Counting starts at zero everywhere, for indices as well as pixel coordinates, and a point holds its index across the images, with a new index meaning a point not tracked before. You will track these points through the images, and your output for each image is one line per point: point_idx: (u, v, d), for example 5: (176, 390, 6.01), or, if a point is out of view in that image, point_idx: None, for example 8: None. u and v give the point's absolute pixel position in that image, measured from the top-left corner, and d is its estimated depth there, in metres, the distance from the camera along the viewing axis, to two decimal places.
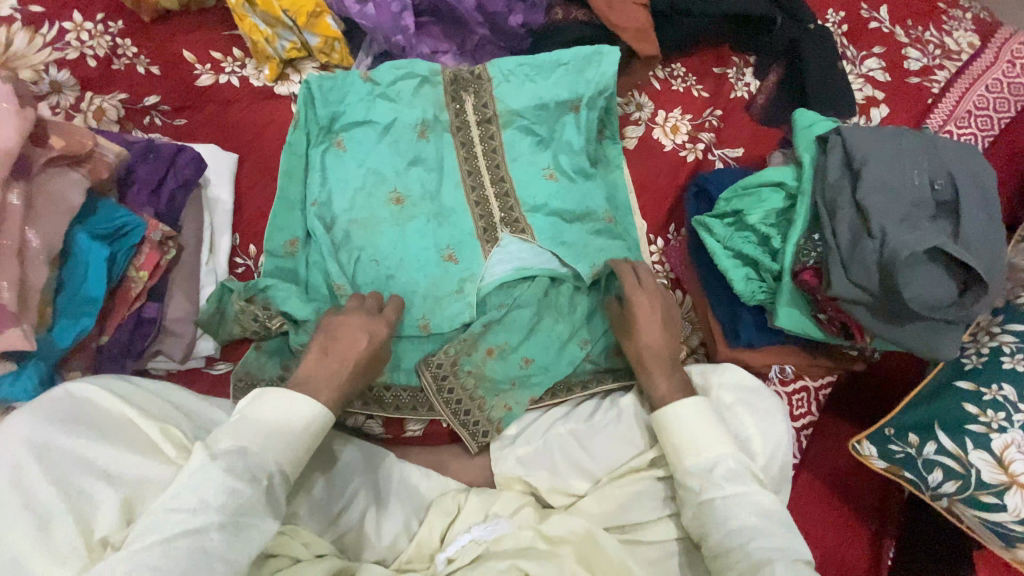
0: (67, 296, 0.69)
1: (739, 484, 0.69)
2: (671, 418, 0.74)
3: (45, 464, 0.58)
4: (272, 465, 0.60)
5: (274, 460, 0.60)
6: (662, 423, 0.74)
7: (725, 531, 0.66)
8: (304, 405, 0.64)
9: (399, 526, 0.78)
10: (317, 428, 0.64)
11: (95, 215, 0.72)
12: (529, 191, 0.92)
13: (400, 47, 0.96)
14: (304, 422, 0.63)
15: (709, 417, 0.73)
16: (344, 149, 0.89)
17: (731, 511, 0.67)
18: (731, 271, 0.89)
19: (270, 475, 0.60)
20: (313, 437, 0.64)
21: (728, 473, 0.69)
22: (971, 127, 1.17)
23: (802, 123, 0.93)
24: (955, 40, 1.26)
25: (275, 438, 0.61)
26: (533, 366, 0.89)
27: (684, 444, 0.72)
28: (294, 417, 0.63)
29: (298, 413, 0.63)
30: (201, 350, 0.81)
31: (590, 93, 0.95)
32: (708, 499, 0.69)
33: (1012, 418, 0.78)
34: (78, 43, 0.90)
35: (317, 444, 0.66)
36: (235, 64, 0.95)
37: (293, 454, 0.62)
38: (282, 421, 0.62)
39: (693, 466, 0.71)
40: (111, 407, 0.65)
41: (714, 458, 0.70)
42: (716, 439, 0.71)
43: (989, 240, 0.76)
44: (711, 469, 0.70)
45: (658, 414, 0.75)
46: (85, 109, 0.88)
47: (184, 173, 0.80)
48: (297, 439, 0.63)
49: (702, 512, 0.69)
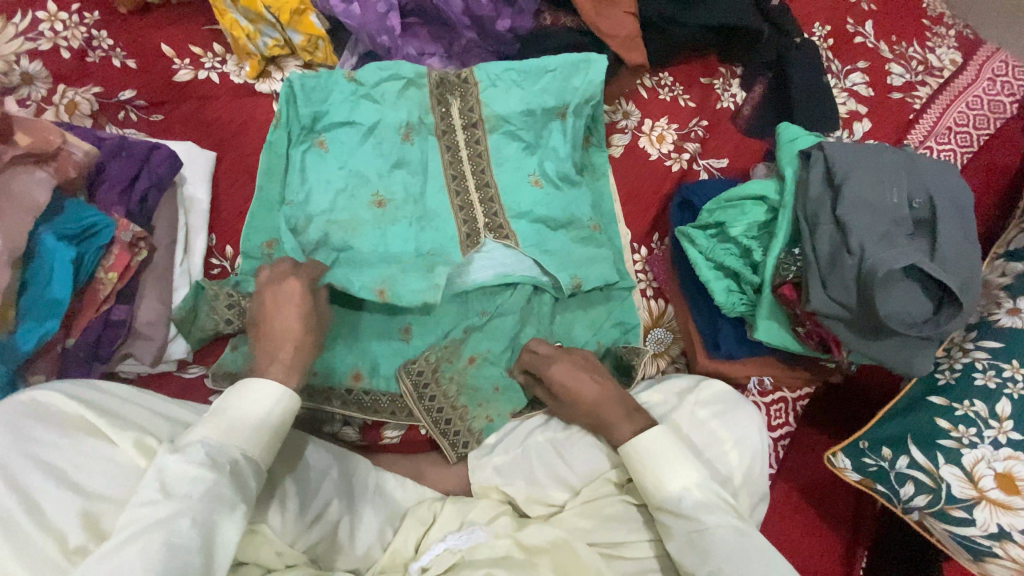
0: (29, 298, 0.67)
1: (715, 514, 0.67)
2: (632, 453, 0.72)
3: (13, 482, 0.55)
4: (236, 452, 0.58)
5: (238, 447, 0.58)
6: (625, 460, 0.73)
7: (708, 568, 0.65)
8: (270, 390, 0.61)
9: (373, 535, 0.77)
10: (285, 413, 0.62)
11: (61, 213, 0.70)
12: (519, 199, 0.91)
13: (386, 48, 0.94)
14: (270, 409, 0.61)
15: (671, 453, 0.71)
16: (326, 149, 0.88)
17: (711, 544, 0.65)
18: (713, 283, 0.90)
19: (234, 461, 0.57)
20: (282, 421, 0.62)
21: (697, 503, 0.68)
22: (950, 143, 1.19)
23: (785, 136, 0.94)
24: (937, 57, 1.28)
25: (246, 431, 0.59)
26: (503, 392, 0.88)
27: (651, 477, 0.71)
28: (259, 403, 0.60)
29: (267, 408, 0.61)
30: (173, 353, 0.79)
31: (577, 101, 0.94)
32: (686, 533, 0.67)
33: (982, 434, 0.80)
34: (52, 34, 0.88)
35: (287, 431, 0.63)
36: (215, 59, 0.93)
37: (258, 440, 0.60)
38: (245, 407, 0.60)
39: (664, 500, 0.70)
40: (73, 409, 0.63)
41: (682, 490, 0.69)
42: (680, 469, 0.70)
43: (964, 259, 0.77)
44: (679, 501, 0.69)
45: (622, 450, 0.73)
46: (58, 102, 0.85)
47: (157, 172, 0.77)
48: (266, 422, 0.61)
49: (684, 546, 0.68)
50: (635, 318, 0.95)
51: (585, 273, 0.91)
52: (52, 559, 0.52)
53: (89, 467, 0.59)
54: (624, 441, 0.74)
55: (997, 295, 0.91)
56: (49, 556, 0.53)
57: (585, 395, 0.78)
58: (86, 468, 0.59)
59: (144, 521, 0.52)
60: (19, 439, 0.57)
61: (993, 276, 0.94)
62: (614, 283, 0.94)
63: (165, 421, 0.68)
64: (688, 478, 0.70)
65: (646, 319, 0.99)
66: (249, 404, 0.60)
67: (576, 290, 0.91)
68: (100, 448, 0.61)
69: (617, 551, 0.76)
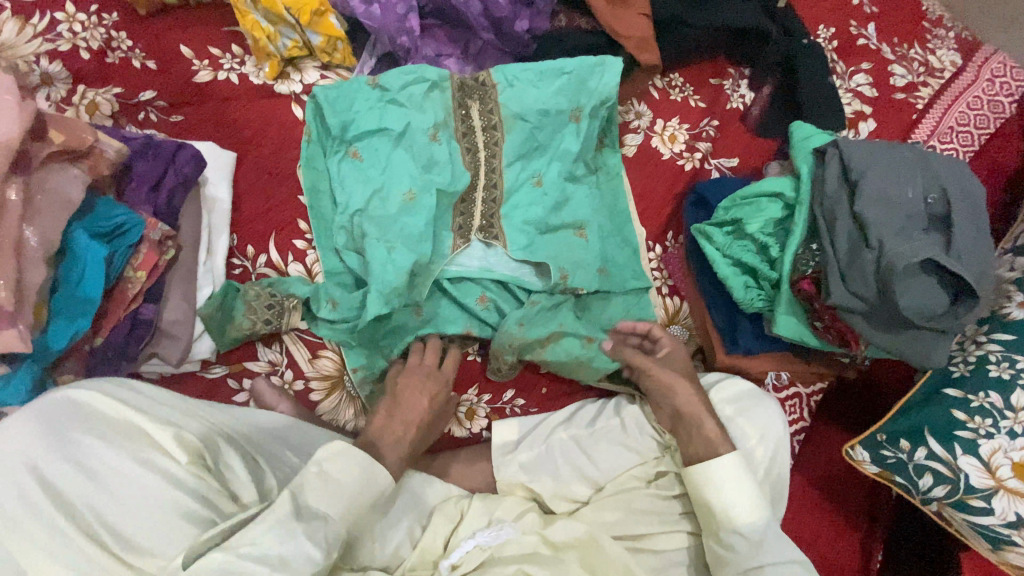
0: (60, 296, 0.67)
1: (787, 547, 0.70)
2: (702, 478, 0.75)
3: (42, 477, 0.54)
4: (322, 511, 0.61)
5: (327, 506, 0.61)
6: (695, 483, 0.76)
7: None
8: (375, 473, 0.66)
9: (402, 533, 0.75)
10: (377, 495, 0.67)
11: (93, 212, 0.71)
12: (518, 199, 0.92)
13: (405, 49, 0.95)
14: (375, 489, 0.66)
15: (734, 482, 0.73)
16: (361, 158, 0.88)
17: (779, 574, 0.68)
18: (731, 279, 0.90)
19: (322, 520, 0.60)
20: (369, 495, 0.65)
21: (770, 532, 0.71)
22: (953, 143, 1.22)
23: (799, 135, 0.95)
24: (938, 58, 1.31)
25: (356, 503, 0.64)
26: (595, 345, 0.90)
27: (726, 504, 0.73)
28: (359, 470, 0.65)
29: (374, 488, 0.66)
30: (197, 353, 0.78)
31: (592, 103, 0.95)
32: (757, 567, 0.68)
33: (998, 424, 0.81)
34: (71, 35, 0.88)
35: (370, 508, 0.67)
36: (234, 61, 0.93)
37: (344, 506, 0.63)
38: (343, 471, 0.64)
39: (736, 524, 0.72)
40: (114, 412, 0.61)
41: (754, 517, 0.72)
42: (749, 499, 0.73)
43: (978, 253, 0.78)
44: (753, 528, 0.71)
45: (694, 473, 0.75)
46: (78, 103, 0.85)
47: (183, 170, 0.77)
48: (358, 491, 0.64)
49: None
50: (651, 315, 0.95)
51: (573, 272, 0.90)
52: (82, 549, 0.53)
53: (122, 471, 0.57)
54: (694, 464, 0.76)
55: (1007, 288, 0.93)
56: (79, 547, 0.53)
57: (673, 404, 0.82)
58: (121, 469, 0.57)
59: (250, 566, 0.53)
60: (49, 436, 0.56)
61: (1002, 271, 0.96)
62: (614, 289, 0.94)
63: (200, 422, 0.66)
64: (760, 507, 0.73)
65: (662, 317, 0.99)
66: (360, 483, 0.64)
67: (563, 283, 0.89)
68: (135, 444, 0.60)
69: (642, 544, 0.78)
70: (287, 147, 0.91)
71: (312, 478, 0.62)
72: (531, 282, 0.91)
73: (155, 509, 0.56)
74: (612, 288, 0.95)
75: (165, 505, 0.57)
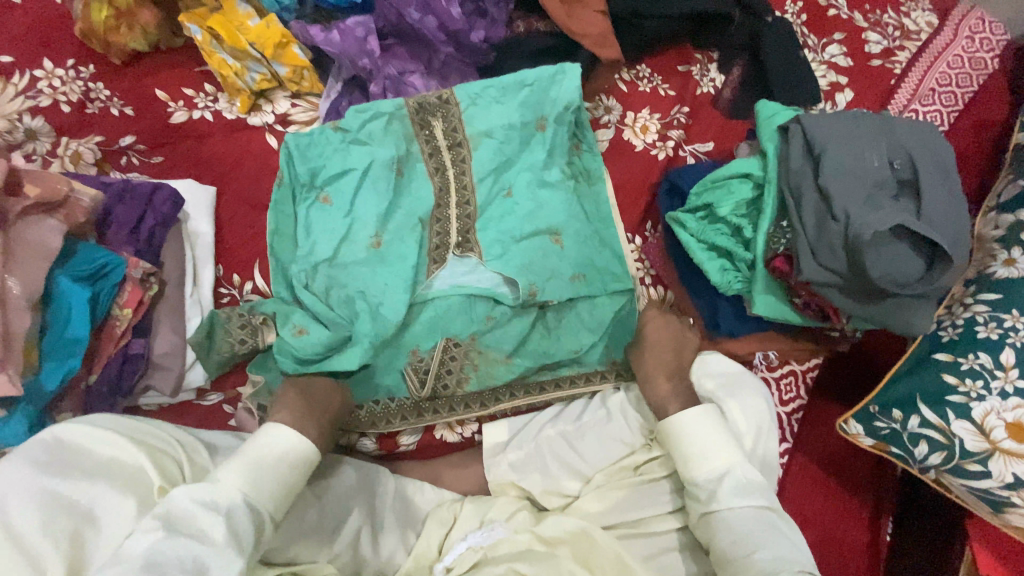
0: (51, 339, 0.71)
1: (753, 494, 0.69)
2: (676, 431, 0.76)
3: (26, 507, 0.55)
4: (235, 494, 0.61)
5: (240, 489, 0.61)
6: (668, 436, 0.77)
7: (730, 539, 0.67)
8: (290, 440, 0.68)
9: (396, 542, 0.80)
10: (301, 462, 0.68)
11: (74, 257, 0.75)
12: (491, 213, 0.94)
13: (367, 70, 0.98)
14: (293, 454, 0.68)
15: (704, 437, 0.74)
16: (332, 203, 0.89)
17: (741, 520, 0.67)
18: (707, 263, 0.91)
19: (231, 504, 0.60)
20: (282, 471, 0.66)
21: (736, 485, 0.70)
22: (935, 104, 1.19)
23: (765, 113, 0.95)
24: (914, 21, 1.29)
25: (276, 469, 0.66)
26: (528, 340, 0.92)
27: (699, 456, 0.73)
28: (268, 447, 0.66)
29: (290, 451, 0.67)
30: (191, 382, 0.82)
31: (557, 111, 0.96)
32: (716, 509, 0.69)
33: (989, 385, 0.80)
34: (51, 90, 0.93)
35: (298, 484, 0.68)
36: (207, 99, 0.97)
37: (258, 483, 0.63)
38: (247, 452, 0.65)
39: (700, 477, 0.72)
40: (98, 440, 0.64)
41: (722, 471, 0.71)
42: (720, 451, 0.72)
43: (951, 214, 0.78)
44: (718, 480, 0.71)
45: (665, 426, 0.77)
46: (62, 154, 0.90)
47: (161, 210, 0.82)
48: (270, 470, 0.65)
49: (704, 523, 0.71)
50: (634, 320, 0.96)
51: (543, 284, 0.91)
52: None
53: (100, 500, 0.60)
54: (670, 418, 0.77)
55: (992, 248, 0.91)
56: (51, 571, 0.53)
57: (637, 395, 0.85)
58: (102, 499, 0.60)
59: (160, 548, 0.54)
60: (34, 471, 0.58)
61: (987, 230, 0.94)
62: (595, 293, 0.93)
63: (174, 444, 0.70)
64: (732, 460, 0.72)
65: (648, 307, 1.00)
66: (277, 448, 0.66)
67: (532, 298, 0.90)
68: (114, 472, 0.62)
69: (635, 531, 0.79)
70: (264, 177, 0.94)
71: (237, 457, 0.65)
72: (502, 294, 0.91)
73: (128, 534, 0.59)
74: (595, 294, 0.94)
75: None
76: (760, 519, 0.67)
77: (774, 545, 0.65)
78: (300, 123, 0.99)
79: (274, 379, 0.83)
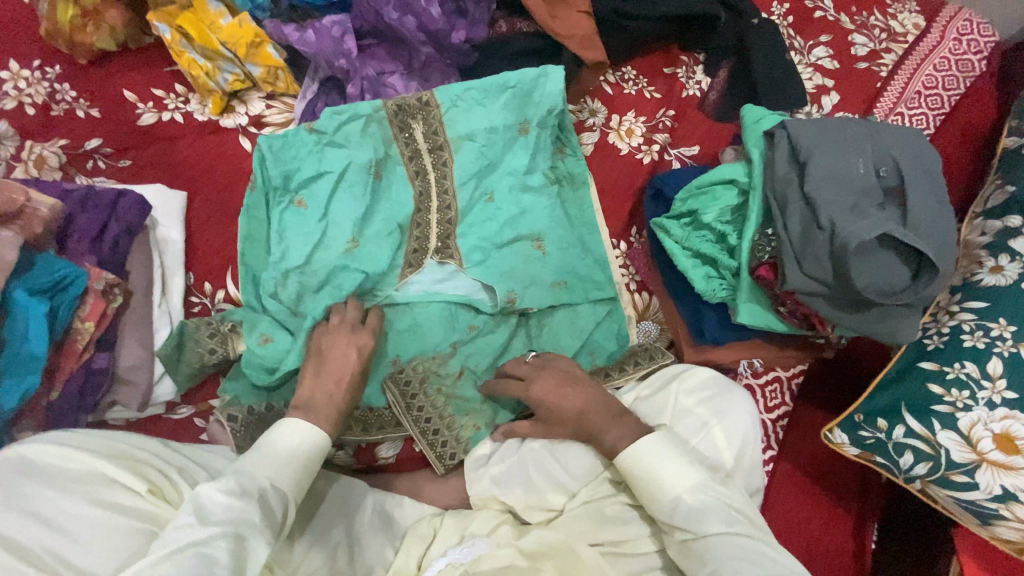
0: (9, 355, 0.68)
1: (709, 519, 0.66)
2: (627, 468, 0.72)
3: None
4: (267, 481, 0.60)
5: (267, 477, 0.60)
6: (623, 473, 0.73)
7: (706, 571, 0.64)
8: (302, 434, 0.65)
9: (375, 558, 0.77)
10: (313, 454, 0.65)
11: (32, 269, 0.72)
12: (472, 218, 0.92)
13: (344, 71, 0.95)
14: (304, 450, 0.65)
15: (653, 466, 0.70)
16: (307, 208, 0.87)
17: (708, 550, 0.65)
18: (691, 271, 0.90)
19: (263, 489, 0.59)
20: (309, 461, 0.65)
21: (691, 512, 0.67)
22: (921, 108, 1.19)
23: (749, 118, 0.94)
24: (900, 23, 1.28)
25: (291, 465, 0.63)
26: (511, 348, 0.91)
27: (646, 486, 0.70)
28: (288, 444, 0.64)
29: (301, 447, 0.64)
30: (160, 396, 0.79)
31: (540, 114, 0.94)
32: (686, 540, 0.67)
33: (976, 395, 0.79)
34: (16, 92, 0.90)
35: (316, 473, 0.66)
36: (178, 100, 0.94)
37: (281, 475, 0.61)
38: (268, 444, 0.63)
39: (660, 511, 0.69)
40: (67, 458, 0.60)
41: (677, 498, 0.69)
42: (672, 477, 0.69)
43: (937, 223, 0.77)
44: (674, 511, 0.68)
45: (618, 462, 0.73)
46: (26, 158, 0.86)
47: (127, 219, 0.79)
48: (294, 461, 0.63)
49: (681, 553, 0.68)
50: (614, 327, 0.95)
51: (523, 291, 0.90)
52: None
53: (78, 515, 0.57)
54: (619, 456, 0.73)
55: (978, 255, 0.90)
56: None
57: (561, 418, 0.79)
58: (78, 514, 0.57)
59: (179, 547, 0.51)
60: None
61: (973, 236, 0.93)
62: (575, 301, 0.93)
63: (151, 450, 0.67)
64: (682, 485, 0.69)
65: (632, 314, 0.99)
66: (290, 444, 0.64)
67: (511, 305, 0.89)
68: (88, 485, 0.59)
69: (619, 549, 0.76)
70: (237, 182, 0.91)
71: (252, 455, 0.62)
72: (479, 302, 0.90)
73: (119, 541, 0.57)
74: (575, 306, 0.94)
75: (136, 529, 0.58)
76: (725, 541, 0.64)
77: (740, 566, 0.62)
78: (275, 125, 0.96)
79: (243, 391, 0.80)
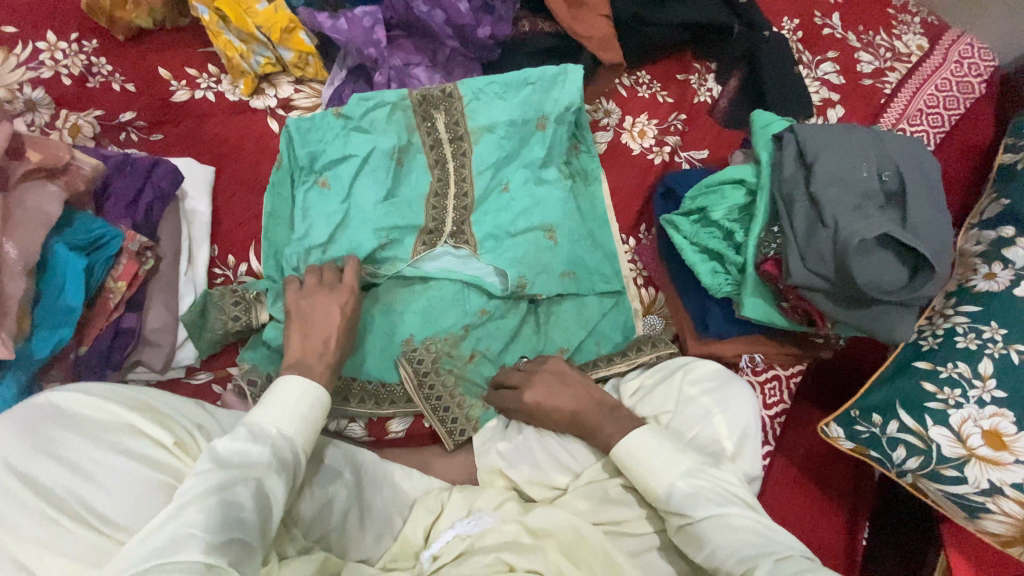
0: (45, 307, 0.71)
1: (704, 503, 0.68)
2: (623, 458, 0.74)
3: (29, 478, 0.56)
4: (273, 430, 0.62)
5: (274, 425, 0.63)
6: (620, 466, 0.76)
7: (703, 553, 0.67)
8: (301, 388, 0.66)
9: (381, 528, 0.80)
10: (315, 406, 0.66)
11: (72, 225, 0.75)
12: (487, 207, 0.96)
13: (372, 59, 0.98)
14: (303, 402, 0.66)
15: (649, 454, 0.73)
16: (330, 188, 0.90)
17: (703, 533, 0.67)
18: (698, 265, 0.93)
19: (272, 441, 0.62)
20: (313, 412, 0.66)
21: (684, 497, 0.69)
22: (922, 125, 1.23)
23: (759, 123, 0.98)
24: (905, 43, 1.33)
25: (295, 416, 0.64)
26: (520, 335, 0.94)
27: (641, 476, 0.73)
28: (290, 396, 0.65)
29: (300, 400, 0.65)
30: (180, 360, 0.81)
31: (558, 110, 0.98)
32: (682, 525, 0.69)
33: (967, 393, 0.82)
34: (52, 63, 0.93)
35: (323, 420, 0.68)
36: (210, 80, 0.97)
37: (287, 427, 0.63)
38: (272, 398, 0.65)
39: (656, 498, 0.72)
40: (96, 408, 0.63)
41: (671, 485, 0.71)
42: (667, 464, 0.72)
43: (935, 228, 0.80)
44: (668, 498, 0.70)
45: (615, 456, 0.75)
46: (61, 126, 0.89)
47: (160, 185, 0.82)
48: (298, 413, 0.65)
49: (679, 536, 0.70)
50: (620, 319, 0.98)
51: (533, 278, 0.92)
52: (77, 535, 0.55)
53: (107, 464, 0.59)
54: (615, 448, 0.76)
55: (974, 263, 0.94)
56: (75, 532, 0.55)
57: (565, 406, 0.82)
58: (107, 463, 0.59)
59: (200, 496, 0.56)
60: (31, 439, 0.58)
61: (969, 245, 0.97)
62: (583, 292, 0.96)
63: (176, 405, 0.69)
64: (674, 472, 0.71)
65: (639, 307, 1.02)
66: (290, 398, 0.65)
67: (520, 290, 0.92)
68: (115, 435, 0.61)
69: (621, 528, 0.78)
70: (263, 160, 0.94)
71: (258, 409, 0.64)
72: (490, 284, 0.93)
73: (145, 492, 0.59)
74: (581, 297, 0.97)
75: (162, 482, 0.61)
76: (713, 522, 0.67)
77: (730, 542, 0.65)
78: (302, 108, 0.99)
79: (260, 359, 0.82)
